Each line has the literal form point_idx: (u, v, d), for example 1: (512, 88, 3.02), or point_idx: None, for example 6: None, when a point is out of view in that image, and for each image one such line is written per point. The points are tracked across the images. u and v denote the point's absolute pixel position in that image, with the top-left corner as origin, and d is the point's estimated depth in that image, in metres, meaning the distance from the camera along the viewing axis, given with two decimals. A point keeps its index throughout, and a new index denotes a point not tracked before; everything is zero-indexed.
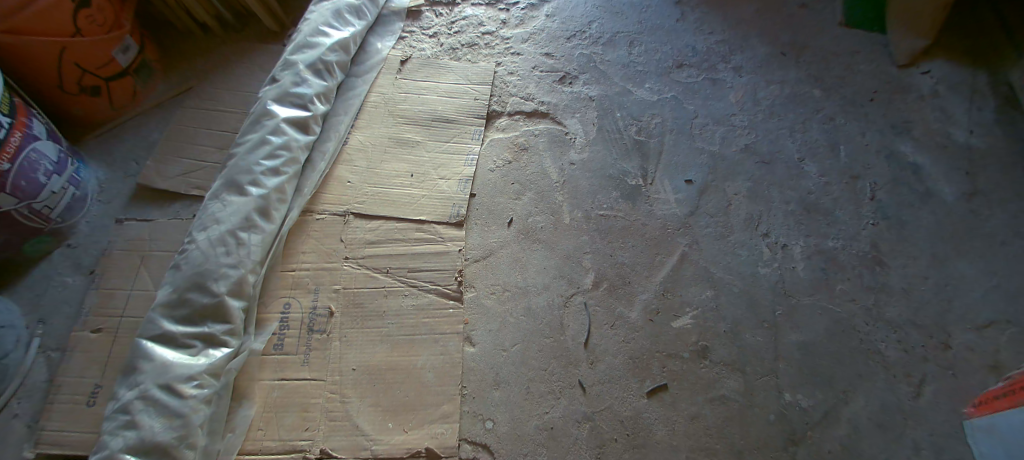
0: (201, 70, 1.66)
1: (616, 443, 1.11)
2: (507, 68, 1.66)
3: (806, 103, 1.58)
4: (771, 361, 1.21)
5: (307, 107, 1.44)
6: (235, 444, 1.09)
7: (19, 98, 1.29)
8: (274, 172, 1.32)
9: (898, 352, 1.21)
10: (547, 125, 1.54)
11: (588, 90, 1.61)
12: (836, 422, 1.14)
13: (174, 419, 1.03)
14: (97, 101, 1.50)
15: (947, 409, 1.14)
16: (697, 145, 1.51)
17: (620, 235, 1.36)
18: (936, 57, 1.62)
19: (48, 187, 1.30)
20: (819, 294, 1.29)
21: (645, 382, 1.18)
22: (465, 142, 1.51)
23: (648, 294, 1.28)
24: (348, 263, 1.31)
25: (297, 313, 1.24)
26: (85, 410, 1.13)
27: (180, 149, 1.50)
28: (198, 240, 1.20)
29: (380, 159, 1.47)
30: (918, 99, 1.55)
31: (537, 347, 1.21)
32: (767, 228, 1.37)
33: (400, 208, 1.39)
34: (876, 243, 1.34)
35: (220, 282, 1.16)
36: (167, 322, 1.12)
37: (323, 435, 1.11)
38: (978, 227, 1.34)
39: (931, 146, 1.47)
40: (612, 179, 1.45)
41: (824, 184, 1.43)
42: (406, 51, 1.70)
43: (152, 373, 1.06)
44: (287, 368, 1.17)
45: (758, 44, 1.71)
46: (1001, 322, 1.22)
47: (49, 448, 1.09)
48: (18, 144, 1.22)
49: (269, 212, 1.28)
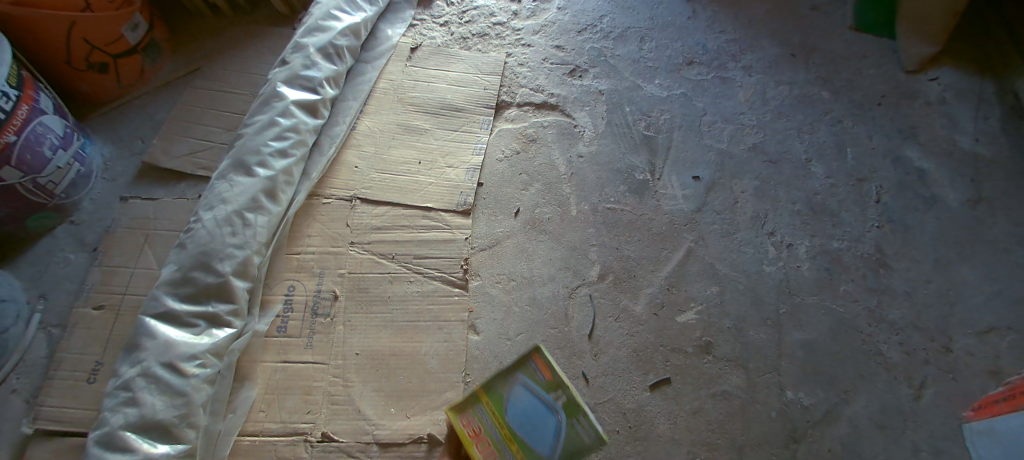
0: (210, 51, 1.65)
1: (618, 435, 1.12)
2: (518, 59, 1.65)
3: (814, 104, 1.58)
4: (774, 358, 1.21)
5: (317, 91, 1.44)
6: (236, 425, 1.08)
7: (28, 71, 1.27)
8: (282, 154, 1.32)
9: (899, 354, 1.21)
10: (556, 118, 1.54)
11: (598, 84, 1.61)
12: (837, 421, 1.14)
13: (176, 397, 1.02)
14: (104, 78, 1.49)
15: (947, 412, 1.15)
16: (705, 142, 1.51)
17: (627, 229, 1.36)
18: (945, 63, 1.62)
19: (53, 162, 1.29)
20: (822, 294, 1.29)
21: (648, 376, 1.18)
22: (474, 131, 1.50)
23: (654, 289, 1.28)
24: (354, 248, 1.30)
25: (301, 295, 1.24)
26: (85, 386, 1.12)
27: (187, 128, 1.49)
28: (204, 219, 1.20)
29: (388, 145, 1.47)
30: (925, 104, 1.55)
31: (541, 337, 1.21)
32: (773, 227, 1.38)
33: (408, 194, 1.39)
34: (881, 245, 1.35)
35: (226, 262, 1.16)
36: (172, 300, 1.11)
37: (325, 419, 1.10)
38: (981, 233, 1.35)
39: (938, 151, 1.47)
40: (620, 174, 1.45)
41: (831, 185, 1.44)
42: (416, 39, 1.69)
43: (155, 350, 1.05)
44: (290, 351, 1.17)
45: (769, 44, 1.71)
46: (1002, 328, 1.23)
47: (48, 424, 1.08)
48: (25, 117, 1.21)
49: (276, 194, 1.28)
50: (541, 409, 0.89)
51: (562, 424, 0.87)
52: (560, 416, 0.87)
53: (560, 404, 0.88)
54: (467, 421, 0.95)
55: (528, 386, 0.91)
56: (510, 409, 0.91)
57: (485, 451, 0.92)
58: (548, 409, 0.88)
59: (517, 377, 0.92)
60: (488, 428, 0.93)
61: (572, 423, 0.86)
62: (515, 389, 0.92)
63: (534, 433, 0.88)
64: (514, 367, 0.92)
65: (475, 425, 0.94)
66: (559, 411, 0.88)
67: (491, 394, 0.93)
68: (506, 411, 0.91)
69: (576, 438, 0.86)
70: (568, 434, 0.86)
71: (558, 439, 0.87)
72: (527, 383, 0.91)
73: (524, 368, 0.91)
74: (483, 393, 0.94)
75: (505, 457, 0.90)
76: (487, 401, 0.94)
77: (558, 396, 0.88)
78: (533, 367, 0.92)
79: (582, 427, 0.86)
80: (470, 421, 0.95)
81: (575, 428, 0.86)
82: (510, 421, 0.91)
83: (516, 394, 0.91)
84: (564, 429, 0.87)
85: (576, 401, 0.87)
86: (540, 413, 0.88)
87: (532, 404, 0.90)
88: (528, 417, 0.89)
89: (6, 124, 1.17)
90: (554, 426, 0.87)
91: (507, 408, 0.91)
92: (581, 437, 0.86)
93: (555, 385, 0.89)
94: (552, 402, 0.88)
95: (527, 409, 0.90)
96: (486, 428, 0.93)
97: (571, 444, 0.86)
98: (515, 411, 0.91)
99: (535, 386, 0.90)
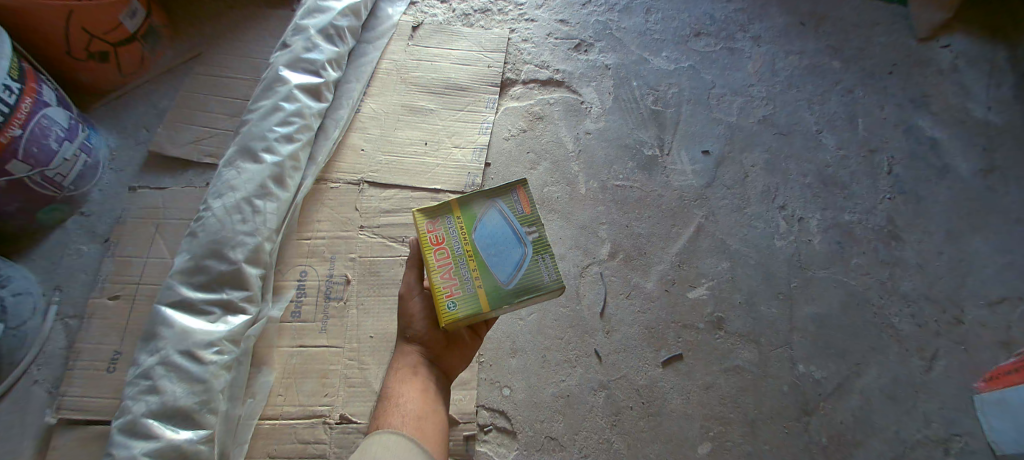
0: (209, 36, 1.62)
1: (631, 411, 1.13)
2: (521, 35, 1.62)
3: (825, 74, 1.54)
4: (786, 332, 1.21)
5: (319, 74, 1.41)
6: (256, 410, 1.11)
7: (28, 63, 1.26)
8: (288, 139, 1.31)
9: (911, 326, 1.21)
10: (562, 94, 1.51)
11: (604, 58, 1.58)
12: (848, 393, 1.15)
13: (195, 384, 1.03)
14: (105, 67, 1.47)
15: (958, 383, 1.15)
16: (714, 116, 1.49)
17: (637, 206, 1.35)
18: (959, 28, 1.57)
19: (60, 154, 1.28)
20: (833, 267, 1.28)
21: (661, 352, 1.19)
22: (480, 111, 1.48)
23: (664, 265, 1.28)
24: (363, 232, 1.31)
25: (314, 280, 1.25)
26: (106, 375, 1.15)
27: (191, 116, 1.48)
28: (214, 207, 1.19)
29: (394, 127, 1.46)
30: (938, 72, 1.51)
31: (554, 316, 1.22)
32: (784, 201, 1.36)
33: (416, 176, 1.38)
34: (893, 217, 1.33)
35: (238, 249, 1.16)
36: (186, 288, 1.12)
37: (342, 401, 1.13)
38: (993, 203, 1.33)
39: (950, 121, 1.44)
40: (629, 149, 1.43)
41: (842, 157, 1.42)
42: (417, 17, 1.65)
43: (173, 339, 1.06)
44: (305, 335, 1.19)
45: (778, 13, 1.66)
46: (1013, 299, 1.23)
47: (72, 413, 1.10)
48: (29, 110, 1.20)
49: (284, 180, 1.27)
50: (510, 238, 0.83)
51: (529, 258, 0.83)
52: (527, 251, 0.83)
53: (531, 240, 0.83)
54: (432, 227, 0.85)
55: (504, 214, 0.84)
56: (481, 229, 0.84)
57: (441, 261, 0.83)
58: (517, 241, 0.83)
59: (496, 202, 0.85)
60: (451, 240, 0.85)
61: (538, 260, 0.83)
62: (491, 213, 0.85)
63: (497, 258, 0.83)
64: (494, 191, 0.85)
65: (438, 232, 0.85)
66: (528, 246, 0.83)
67: (464, 212, 0.85)
68: (475, 230, 0.84)
69: (536, 275, 0.82)
70: (531, 269, 0.82)
71: (520, 270, 0.82)
72: (504, 212, 0.84)
73: (504, 195, 0.85)
74: (457, 207, 0.86)
75: (458, 273, 0.83)
76: (459, 216, 0.85)
77: (531, 233, 0.84)
78: (514, 198, 0.85)
79: (545, 268, 0.82)
80: (434, 228, 0.85)
81: (540, 266, 0.83)
82: (476, 240, 0.84)
83: (490, 217, 0.85)
84: (528, 263, 0.82)
85: (547, 241, 0.84)
86: (510, 243, 0.83)
87: (504, 232, 0.84)
88: (495, 243, 0.83)
89: (11, 118, 1.16)
90: (518, 258, 0.83)
91: (476, 227, 0.85)
92: (541, 276, 0.82)
93: (531, 220, 0.84)
94: (524, 236, 0.83)
95: (498, 234, 0.84)
96: (450, 239, 0.84)
97: (529, 279, 0.82)
98: (485, 232, 0.84)
99: (511, 217, 0.84)
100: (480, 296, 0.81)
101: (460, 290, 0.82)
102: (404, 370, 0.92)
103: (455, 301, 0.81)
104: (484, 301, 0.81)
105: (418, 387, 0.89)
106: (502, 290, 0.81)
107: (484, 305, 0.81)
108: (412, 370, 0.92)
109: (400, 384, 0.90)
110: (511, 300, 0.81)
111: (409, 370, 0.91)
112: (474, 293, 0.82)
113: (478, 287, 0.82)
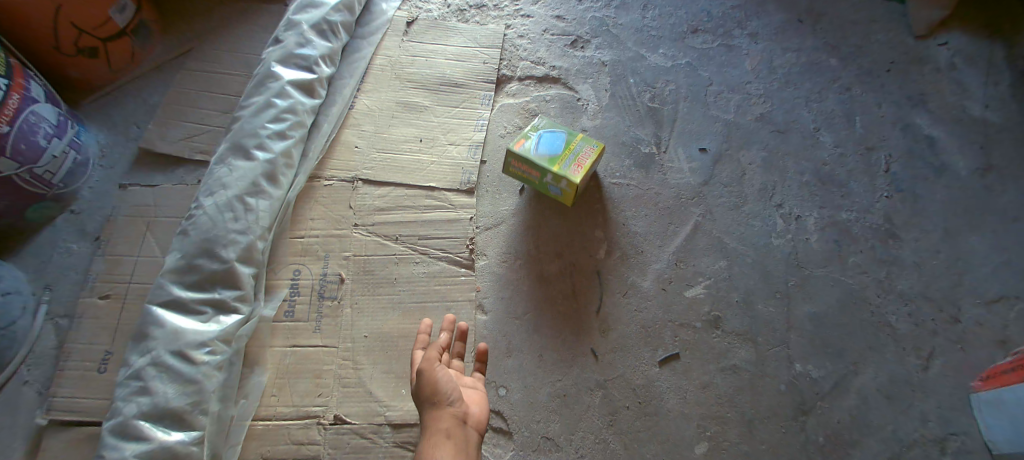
0: (200, 31, 1.60)
1: (628, 411, 1.12)
2: (517, 31, 1.60)
3: (822, 71, 1.53)
4: (783, 331, 1.21)
5: (312, 70, 1.40)
6: (248, 411, 1.09)
7: (15, 58, 1.24)
8: (280, 136, 1.29)
9: (908, 325, 1.21)
10: (558, 91, 1.50)
11: (600, 55, 1.56)
12: (845, 393, 1.15)
13: (187, 385, 1.02)
14: (95, 63, 1.45)
15: (954, 382, 1.15)
16: (711, 113, 1.48)
17: (633, 204, 1.34)
18: (956, 25, 1.56)
19: (49, 151, 1.26)
20: (830, 266, 1.28)
21: (658, 351, 1.18)
22: (475, 107, 1.47)
23: (660, 264, 1.27)
24: (358, 230, 1.29)
25: (307, 279, 1.23)
26: (97, 376, 1.13)
27: (182, 112, 1.46)
28: (205, 205, 1.18)
29: (388, 124, 1.44)
30: (935, 70, 1.51)
31: (549, 315, 1.21)
32: (781, 199, 1.35)
33: (410, 174, 1.37)
34: (890, 216, 1.33)
35: (230, 248, 1.14)
36: (177, 288, 1.10)
37: (336, 402, 1.11)
38: (991, 201, 1.33)
39: (947, 119, 1.44)
40: (626, 147, 1.42)
41: (839, 155, 1.41)
42: (412, 12, 1.64)
43: (164, 339, 1.05)
44: (298, 335, 1.18)
45: (775, 10, 1.65)
46: (1010, 298, 1.22)
47: (62, 414, 1.09)
48: (17, 106, 1.18)
49: (276, 178, 1.26)
50: (544, 140, 1.27)
51: (546, 124, 1.30)
52: (544, 129, 1.29)
53: (534, 131, 1.28)
54: (575, 173, 1.22)
55: (535, 147, 1.25)
56: (550, 153, 1.25)
57: (585, 163, 1.25)
58: (540, 136, 1.28)
59: (534, 157, 1.24)
60: (569, 164, 1.24)
61: (542, 121, 1.31)
62: (541, 153, 1.25)
63: (556, 140, 1.27)
64: (528, 160, 1.23)
65: (577, 169, 1.23)
66: (541, 128, 1.29)
67: (533, 173, 1.25)
68: (556, 155, 1.25)
69: (550, 121, 1.31)
70: (565, 126, 1.32)
71: (552, 126, 1.30)
72: (534, 148, 1.25)
73: (522, 155, 1.24)
74: (554, 172, 1.22)
75: (579, 151, 1.26)
76: (557, 168, 1.22)
77: (533, 133, 1.28)
78: (521, 148, 1.25)
79: (542, 120, 1.31)
80: (575, 172, 1.22)
81: (543, 119, 1.32)
82: (560, 152, 1.26)
83: (543, 154, 1.25)
84: (547, 124, 1.30)
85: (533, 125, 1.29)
86: (547, 138, 1.27)
87: (545, 141, 1.27)
88: (553, 141, 1.27)
89: None
90: (549, 130, 1.29)
91: (553, 157, 1.24)
92: (549, 120, 1.32)
93: (528, 136, 1.27)
94: (538, 135, 1.27)
95: (548, 142, 1.27)
96: (571, 163, 1.24)
97: (554, 121, 1.32)
98: (551, 148, 1.26)
99: (533, 146, 1.25)
100: (580, 137, 1.29)
101: (587, 147, 1.27)
102: (436, 436, 0.88)
103: (592, 147, 1.28)
104: (579, 134, 1.30)
105: (452, 452, 0.86)
106: (568, 130, 1.31)
107: (580, 134, 1.30)
108: (444, 434, 0.88)
109: (434, 451, 0.86)
110: (566, 126, 1.32)
111: (442, 436, 0.88)
112: (577, 139, 1.29)
113: (574, 140, 1.29)
